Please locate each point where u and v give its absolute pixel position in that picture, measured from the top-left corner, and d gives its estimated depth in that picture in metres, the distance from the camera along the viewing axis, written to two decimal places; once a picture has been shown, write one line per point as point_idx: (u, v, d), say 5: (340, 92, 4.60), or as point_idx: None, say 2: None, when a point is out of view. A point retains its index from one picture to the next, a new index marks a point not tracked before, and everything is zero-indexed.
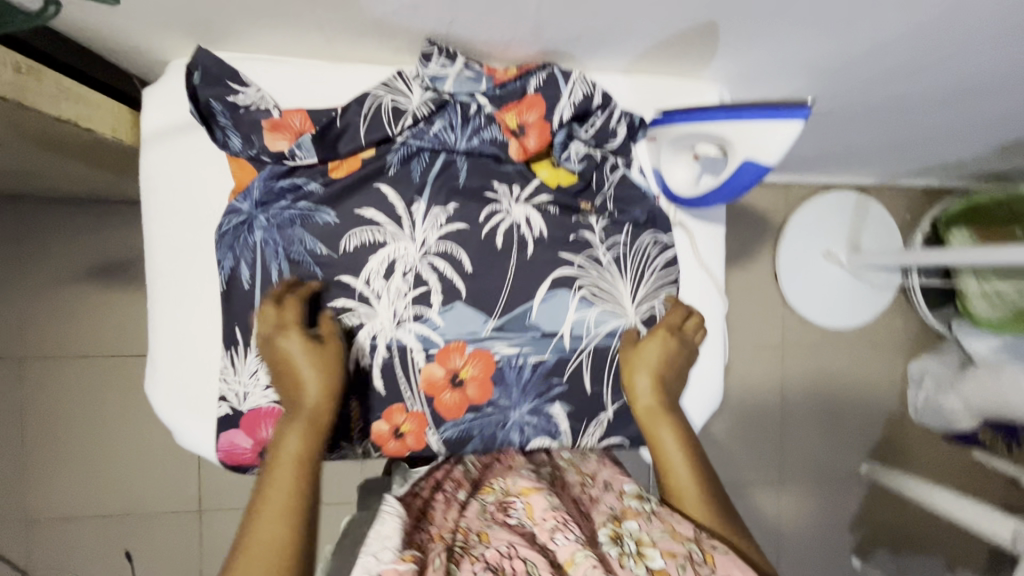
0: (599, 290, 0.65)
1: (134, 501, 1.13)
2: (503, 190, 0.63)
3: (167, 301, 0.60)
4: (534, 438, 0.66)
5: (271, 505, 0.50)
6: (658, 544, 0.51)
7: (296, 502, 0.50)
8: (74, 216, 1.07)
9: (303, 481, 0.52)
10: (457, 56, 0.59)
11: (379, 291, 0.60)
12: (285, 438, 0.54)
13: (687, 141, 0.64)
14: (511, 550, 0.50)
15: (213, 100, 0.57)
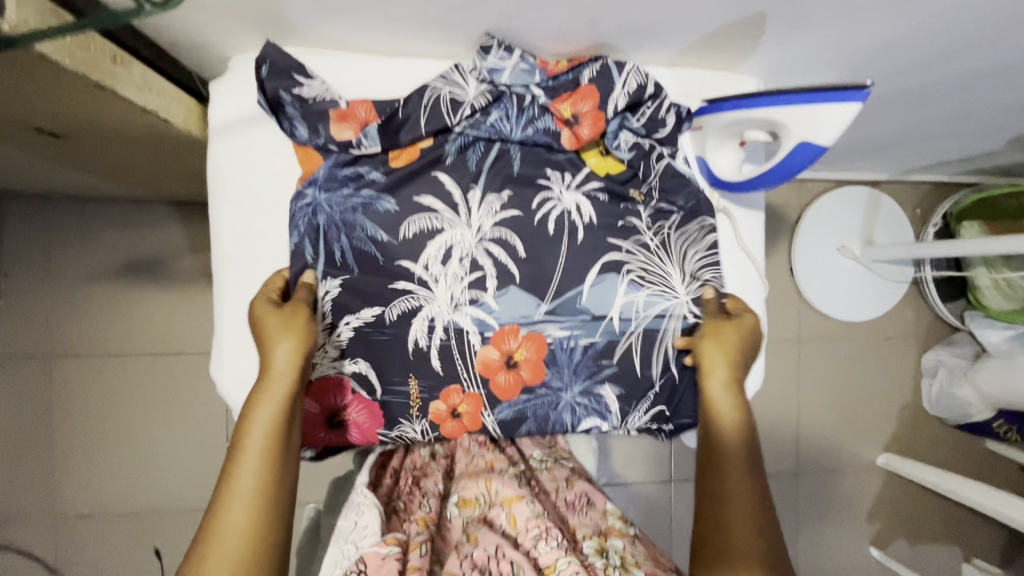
0: (649, 276, 0.65)
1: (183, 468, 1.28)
2: (556, 178, 0.65)
3: (233, 286, 0.63)
4: (586, 418, 0.67)
5: (242, 478, 0.49)
6: (639, 564, 0.56)
7: (268, 475, 0.50)
8: (115, 214, 1.23)
9: (277, 452, 0.52)
10: (514, 49, 0.61)
11: (437, 276, 0.62)
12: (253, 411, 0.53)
13: (735, 128, 0.59)
14: (501, 554, 0.55)
15: (281, 91, 0.59)
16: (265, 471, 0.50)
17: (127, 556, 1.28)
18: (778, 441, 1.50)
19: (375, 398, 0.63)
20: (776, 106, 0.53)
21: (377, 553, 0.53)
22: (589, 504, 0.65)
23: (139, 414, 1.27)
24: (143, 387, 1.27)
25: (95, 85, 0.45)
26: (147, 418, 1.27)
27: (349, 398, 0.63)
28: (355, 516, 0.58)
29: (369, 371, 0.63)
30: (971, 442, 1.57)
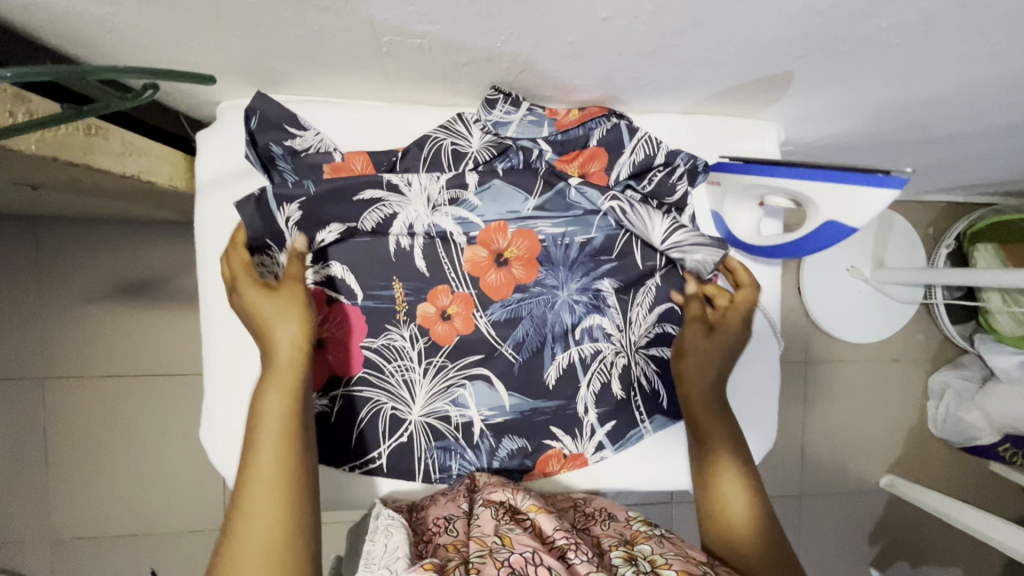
0: (627, 216, 0.60)
1: (181, 485, 1.27)
2: (550, 233, 0.61)
3: (221, 346, 0.59)
4: (585, 317, 0.65)
5: (261, 472, 0.45)
6: (673, 565, 0.48)
7: (288, 464, 0.46)
8: (107, 233, 1.19)
9: (291, 437, 0.48)
10: (521, 102, 0.57)
11: (410, 178, 0.56)
12: (263, 401, 0.49)
13: (756, 192, 0.56)
14: (536, 558, 0.46)
15: (272, 144, 0.55)
16: (282, 457, 0.46)
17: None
18: (779, 462, 1.49)
19: (357, 304, 0.60)
20: (810, 180, 0.48)
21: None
22: (614, 517, 0.60)
23: (134, 435, 1.25)
24: (136, 408, 1.24)
25: (68, 163, 0.42)
26: (141, 440, 1.25)
27: (327, 311, 0.60)
28: (384, 538, 0.52)
29: (348, 274, 0.60)
30: (975, 465, 1.55)
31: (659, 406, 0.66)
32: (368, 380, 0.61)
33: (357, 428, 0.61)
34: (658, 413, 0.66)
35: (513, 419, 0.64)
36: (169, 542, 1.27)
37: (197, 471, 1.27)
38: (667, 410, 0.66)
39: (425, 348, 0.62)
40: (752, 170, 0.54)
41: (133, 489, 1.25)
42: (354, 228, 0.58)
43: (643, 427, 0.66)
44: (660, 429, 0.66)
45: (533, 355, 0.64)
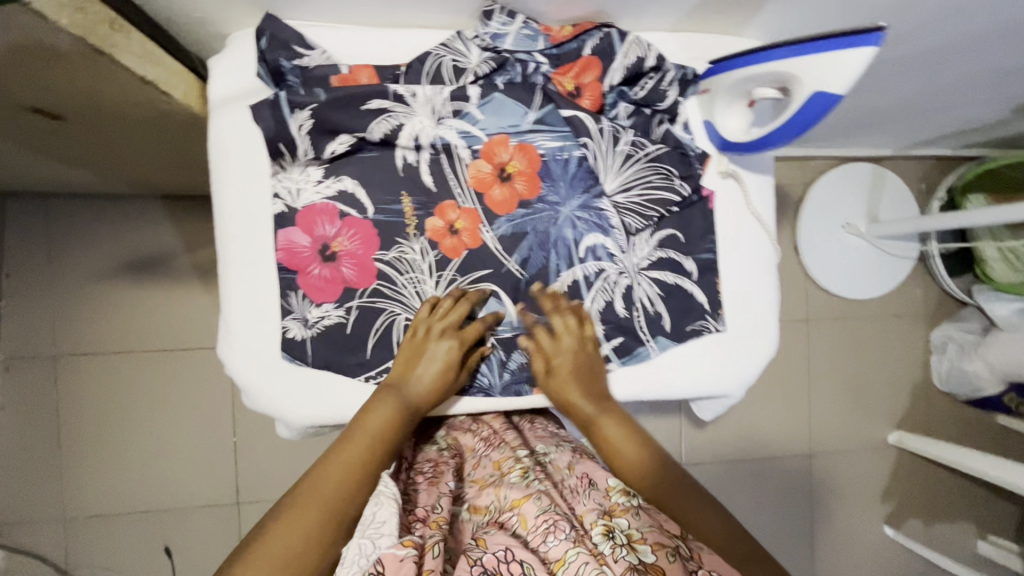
0: (598, 162, 0.64)
1: (194, 461, 1.28)
2: (551, 146, 0.63)
3: (236, 262, 0.61)
4: (587, 234, 0.65)
5: (337, 467, 0.53)
6: (648, 539, 0.51)
7: (358, 475, 0.54)
8: (113, 213, 1.22)
9: (375, 462, 0.55)
10: (517, 14, 0.60)
11: (414, 88, 0.59)
12: (377, 411, 0.58)
13: (746, 86, 0.58)
14: (508, 554, 0.49)
15: (281, 60, 0.58)
16: (352, 469, 0.54)
17: (139, 554, 1.26)
18: (789, 422, 1.49)
19: (368, 218, 0.62)
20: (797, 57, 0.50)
21: (393, 554, 0.45)
22: (595, 484, 0.59)
23: (147, 413, 1.26)
24: (147, 384, 1.26)
25: (82, 40, 0.45)
26: (155, 417, 1.26)
27: (340, 225, 0.61)
28: (373, 508, 0.52)
29: (358, 188, 0.61)
30: (982, 419, 1.56)
31: (661, 326, 0.67)
32: (381, 292, 0.62)
33: (372, 337, 0.62)
34: (662, 334, 0.67)
35: (521, 332, 0.65)
36: (184, 518, 1.28)
37: (209, 446, 1.28)
38: (671, 332, 0.67)
39: (437, 262, 0.63)
40: (741, 60, 0.56)
41: (147, 467, 1.26)
42: (364, 139, 0.60)
43: (649, 346, 0.67)
44: (664, 350, 0.67)
45: (539, 272, 0.65)
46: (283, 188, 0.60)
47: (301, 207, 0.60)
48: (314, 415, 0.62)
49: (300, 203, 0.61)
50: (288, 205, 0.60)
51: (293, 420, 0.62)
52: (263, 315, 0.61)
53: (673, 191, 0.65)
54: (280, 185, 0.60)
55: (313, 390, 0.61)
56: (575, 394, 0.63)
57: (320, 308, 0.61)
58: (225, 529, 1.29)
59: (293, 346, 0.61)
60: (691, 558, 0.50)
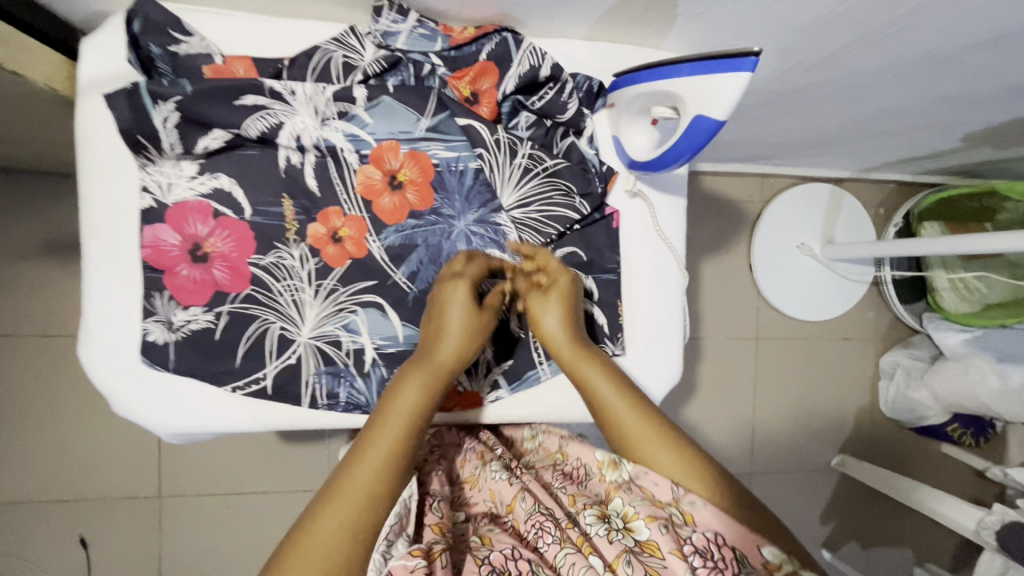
0: (495, 176, 0.61)
1: (100, 454, 1.20)
2: (447, 157, 0.60)
3: (99, 258, 0.57)
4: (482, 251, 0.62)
5: (380, 446, 0.47)
6: (639, 513, 0.51)
7: (400, 449, 0.47)
8: (29, 189, 1.14)
9: (414, 438, 0.49)
10: (410, 13, 0.56)
11: (293, 86, 0.56)
12: (404, 386, 0.51)
13: (644, 102, 0.55)
14: (516, 553, 0.51)
15: (152, 46, 0.55)
16: (393, 440, 0.47)
17: (32, 550, 1.18)
18: (732, 439, 1.48)
19: (244, 220, 0.58)
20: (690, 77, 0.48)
21: (402, 565, 0.46)
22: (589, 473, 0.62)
23: (52, 400, 1.18)
24: (54, 371, 1.18)
25: None
26: (71, 405, 1.18)
27: (213, 225, 0.58)
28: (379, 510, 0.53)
29: (235, 187, 0.58)
30: (926, 446, 1.55)
31: None
32: (254, 299, 0.59)
33: (243, 346, 0.59)
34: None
35: (406, 350, 0.62)
36: (87, 512, 1.20)
37: (119, 437, 1.21)
38: None
39: (317, 270, 0.60)
40: (645, 75, 0.53)
41: (49, 457, 1.18)
42: (240, 135, 0.56)
43: (541, 369, 0.64)
44: (557, 373, 0.64)
45: (429, 288, 0.62)
46: (153, 182, 0.56)
47: (171, 204, 0.57)
48: (179, 424, 0.58)
49: (171, 199, 0.57)
50: (157, 201, 0.57)
51: (158, 427, 0.59)
52: (126, 316, 0.57)
53: (573, 209, 0.63)
54: (149, 179, 0.57)
55: (177, 399, 0.58)
56: (563, 334, 0.58)
57: (187, 312, 0.58)
58: (131, 527, 1.21)
59: (155, 351, 0.57)
60: (685, 523, 0.49)
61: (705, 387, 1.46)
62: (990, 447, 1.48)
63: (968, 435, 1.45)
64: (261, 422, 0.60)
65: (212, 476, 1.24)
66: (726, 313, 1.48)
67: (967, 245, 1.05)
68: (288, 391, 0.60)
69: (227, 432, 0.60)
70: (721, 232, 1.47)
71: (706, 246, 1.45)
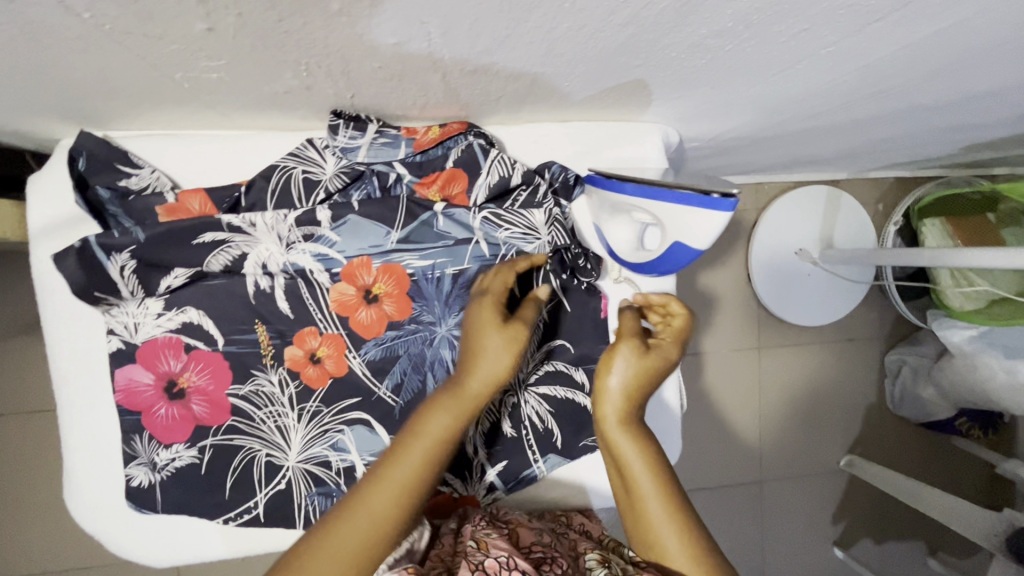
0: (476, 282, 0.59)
1: None
2: (422, 267, 0.58)
3: (74, 404, 0.55)
4: None
5: (393, 478, 0.41)
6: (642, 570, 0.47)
7: (418, 487, 0.42)
8: None
9: (430, 481, 0.43)
10: (369, 123, 0.53)
11: (252, 218, 0.53)
12: (434, 411, 0.45)
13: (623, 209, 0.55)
14: (510, 562, 0.46)
15: (100, 188, 0.52)
16: (415, 472, 0.42)
17: None
18: (740, 449, 1.48)
19: (218, 351, 0.56)
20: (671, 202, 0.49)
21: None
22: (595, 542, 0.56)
23: None
24: None
25: None
26: None
27: (186, 360, 0.56)
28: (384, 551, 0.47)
29: (204, 319, 0.56)
30: (935, 439, 1.54)
31: (551, 444, 0.63)
32: (237, 429, 0.57)
33: (230, 477, 0.57)
34: (552, 452, 0.63)
35: None
36: None
37: None
38: (562, 449, 0.63)
39: (298, 393, 0.58)
40: (629, 187, 0.52)
41: None
42: (202, 272, 0.54)
43: (537, 467, 0.63)
44: (554, 468, 0.63)
45: (415, 398, 0.60)
46: (118, 323, 0.54)
47: (140, 343, 0.55)
48: (176, 558, 0.58)
49: (140, 338, 0.55)
50: (126, 341, 0.55)
51: (156, 564, 0.58)
52: (110, 459, 0.56)
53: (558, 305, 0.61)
54: (115, 321, 0.54)
55: (170, 536, 0.57)
56: (619, 394, 0.51)
57: (170, 450, 0.56)
58: None
59: (140, 494, 0.56)
60: None
61: (709, 401, 1.45)
62: (999, 438, 1.47)
63: (977, 429, 1.44)
64: (258, 548, 0.59)
65: None
66: (727, 324, 1.46)
67: (968, 259, 1.01)
68: (280, 516, 0.58)
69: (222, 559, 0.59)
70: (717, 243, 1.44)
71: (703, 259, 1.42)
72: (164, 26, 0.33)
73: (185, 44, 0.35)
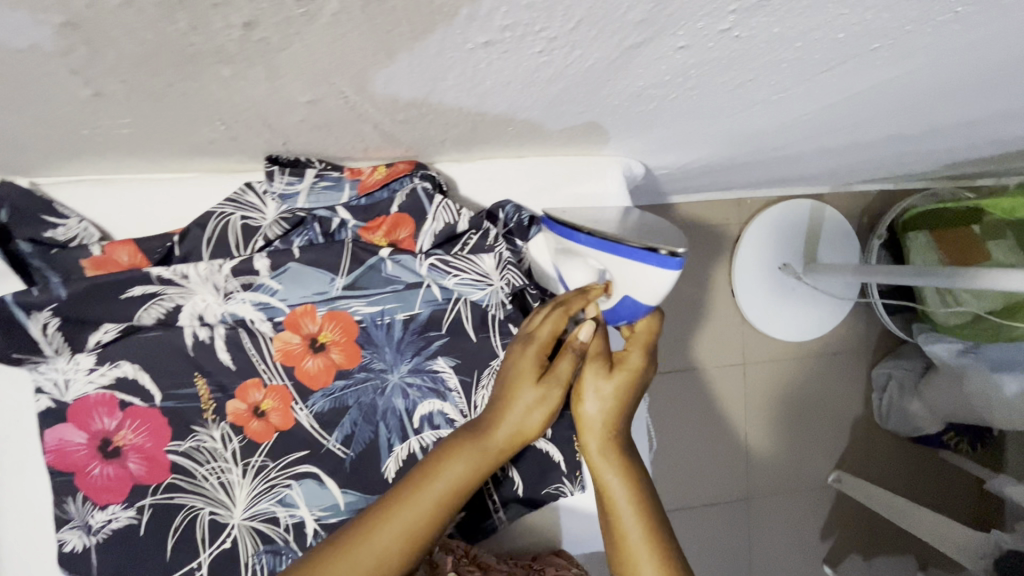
0: (428, 329, 0.56)
1: None
2: (371, 314, 0.55)
3: (2, 466, 0.52)
4: (421, 403, 0.57)
5: (398, 518, 0.42)
6: None
7: (425, 531, 0.43)
8: None
9: (437, 523, 0.43)
10: (307, 168, 0.51)
11: (184, 269, 0.51)
12: (454, 455, 0.45)
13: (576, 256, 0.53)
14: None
15: (22, 242, 0.49)
16: (421, 516, 0.43)
17: None
18: (726, 468, 1.45)
19: (155, 406, 0.53)
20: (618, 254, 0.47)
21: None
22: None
23: None
24: None
25: None
26: None
27: (121, 416, 0.53)
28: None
29: (140, 373, 0.53)
30: (923, 453, 1.52)
31: (513, 493, 0.60)
32: (178, 486, 0.54)
33: (172, 536, 0.55)
34: (514, 500, 0.60)
35: (350, 519, 0.57)
36: None
37: None
38: (523, 497, 0.60)
39: (242, 448, 0.55)
40: (584, 237, 0.50)
41: None
42: (135, 326, 0.52)
43: (498, 516, 0.60)
44: (516, 517, 0.61)
45: (366, 450, 0.57)
46: (47, 380, 0.51)
47: (71, 401, 0.52)
48: None
49: (71, 395, 0.52)
50: (56, 400, 0.52)
51: None
52: (41, 523, 0.53)
53: None
54: (43, 378, 0.51)
55: None
56: (600, 422, 0.49)
57: (106, 511, 0.53)
58: None
59: (75, 559, 0.53)
60: None
61: (693, 418, 1.43)
62: (988, 452, 1.45)
63: (965, 443, 1.42)
64: None
65: None
66: (711, 340, 1.43)
67: (951, 279, 0.98)
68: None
69: None
70: (699, 258, 1.41)
71: (685, 275, 1.40)
72: (45, 92, 0.30)
73: (75, 107, 0.32)
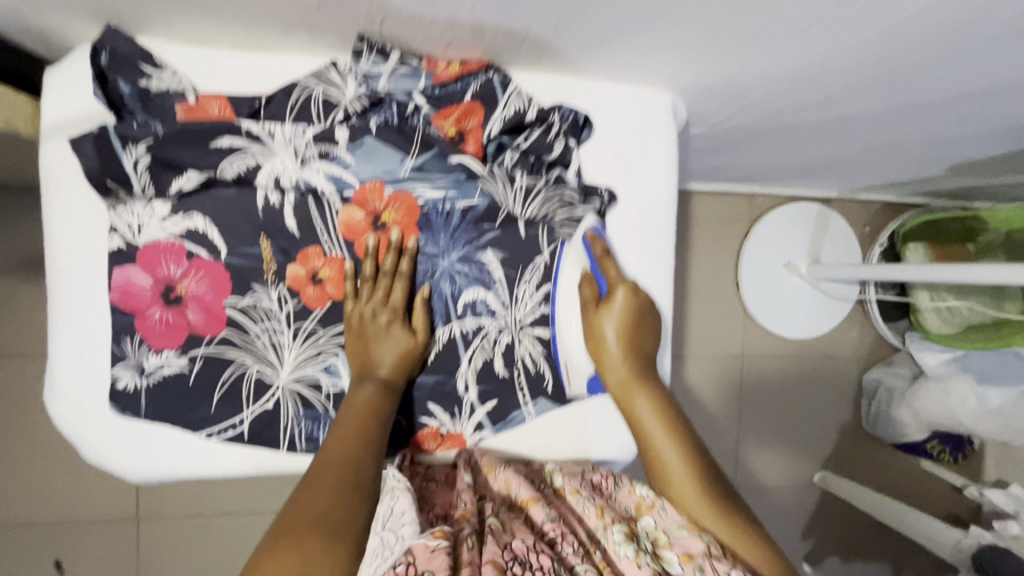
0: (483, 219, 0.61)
1: (62, 506, 0.99)
2: (433, 198, 0.59)
3: (67, 302, 0.55)
4: (466, 289, 0.61)
5: (340, 436, 0.51)
6: (674, 546, 0.48)
7: (360, 437, 0.51)
8: None
9: (371, 429, 0.53)
10: (391, 52, 0.54)
11: (271, 128, 0.55)
12: (359, 389, 0.56)
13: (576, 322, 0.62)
14: (538, 546, 0.45)
15: (121, 82, 0.52)
16: (350, 432, 0.52)
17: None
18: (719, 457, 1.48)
19: (219, 261, 0.56)
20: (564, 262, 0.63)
21: (424, 545, 0.43)
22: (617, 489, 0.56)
23: None
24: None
25: None
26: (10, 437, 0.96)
27: (187, 266, 0.56)
28: (390, 501, 0.51)
29: (210, 228, 0.56)
30: (906, 462, 1.57)
31: (542, 388, 0.63)
32: (230, 342, 0.57)
33: (218, 390, 0.57)
34: (542, 397, 0.63)
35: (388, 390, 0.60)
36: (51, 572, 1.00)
37: (81, 489, 0.99)
38: (551, 394, 0.64)
39: (296, 311, 0.58)
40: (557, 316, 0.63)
41: None
42: (214, 178, 0.55)
43: (526, 409, 0.63)
44: (541, 413, 0.64)
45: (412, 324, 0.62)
46: (123, 222, 0.55)
47: (142, 245, 0.55)
48: (152, 469, 0.57)
49: (142, 240, 0.55)
50: (127, 242, 0.55)
51: (132, 475, 0.57)
52: (95, 362, 0.56)
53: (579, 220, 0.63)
54: (120, 219, 0.55)
55: (149, 446, 0.57)
56: (615, 344, 0.60)
57: (159, 356, 0.56)
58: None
59: (124, 398, 0.56)
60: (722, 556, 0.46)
61: (691, 406, 1.46)
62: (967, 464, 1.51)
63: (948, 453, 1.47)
64: (237, 468, 0.58)
65: (204, 505, 1.04)
66: (714, 331, 1.47)
67: (945, 275, 1.04)
68: (266, 433, 0.58)
69: (200, 477, 0.58)
70: (711, 250, 1.45)
71: (695, 264, 1.45)
72: None
73: None
